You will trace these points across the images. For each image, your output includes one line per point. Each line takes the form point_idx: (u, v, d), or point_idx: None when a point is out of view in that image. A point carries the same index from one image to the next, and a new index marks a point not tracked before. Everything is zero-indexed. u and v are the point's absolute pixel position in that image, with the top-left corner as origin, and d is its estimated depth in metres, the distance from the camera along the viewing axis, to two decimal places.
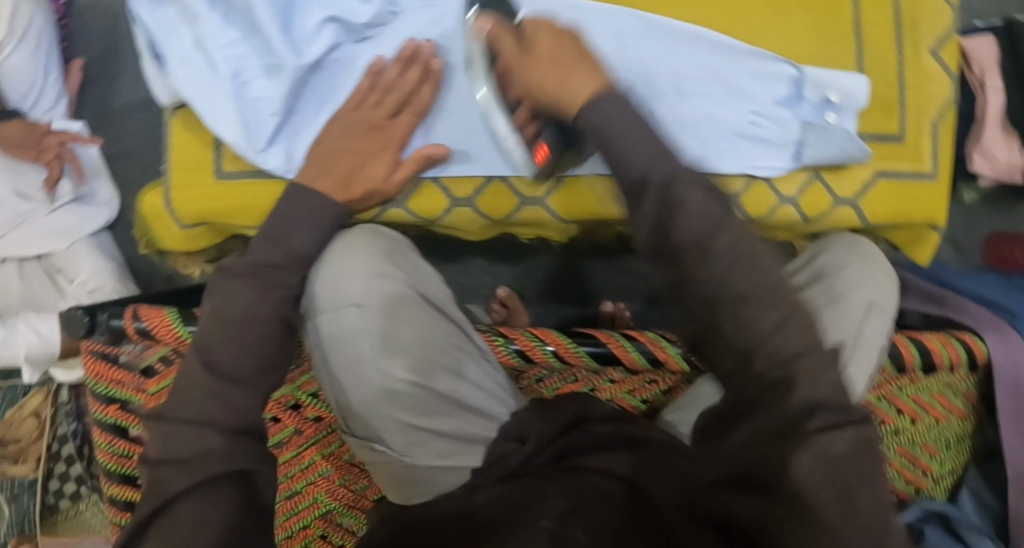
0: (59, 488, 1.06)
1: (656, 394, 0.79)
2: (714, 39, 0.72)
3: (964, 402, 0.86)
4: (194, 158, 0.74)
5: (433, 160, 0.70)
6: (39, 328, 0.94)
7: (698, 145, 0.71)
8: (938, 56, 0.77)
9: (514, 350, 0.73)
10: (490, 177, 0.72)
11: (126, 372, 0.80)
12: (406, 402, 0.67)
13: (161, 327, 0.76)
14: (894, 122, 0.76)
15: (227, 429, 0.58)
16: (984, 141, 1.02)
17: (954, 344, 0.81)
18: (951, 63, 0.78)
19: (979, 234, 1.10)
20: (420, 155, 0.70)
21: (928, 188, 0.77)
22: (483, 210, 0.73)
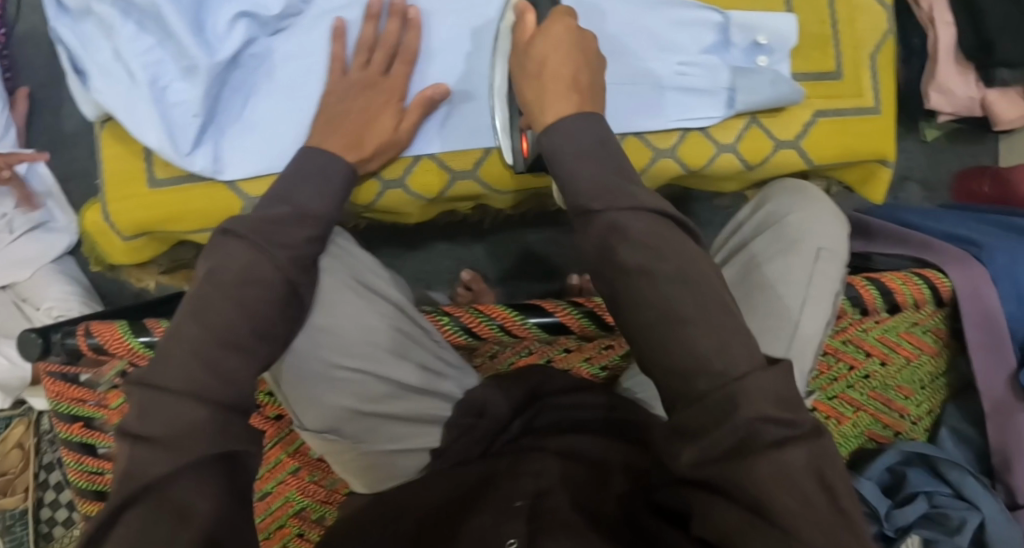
0: (49, 517, 1.07)
1: (613, 359, 0.78)
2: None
3: (935, 339, 0.83)
4: (128, 168, 0.74)
5: (430, 106, 0.69)
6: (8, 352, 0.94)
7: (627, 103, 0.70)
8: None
9: (460, 327, 0.73)
10: (418, 156, 0.71)
11: (86, 389, 0.80)
12: (351, 389, 0.68)
13: (113, 341, 0.76)
14: (830, 59, 0.74)
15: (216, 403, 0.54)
16: (939, 76, 1.00)
17: (915, 281, 0.79)
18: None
19: (948, 171, 1.10)
20: (421, 97, 0.68)
21: (874, 123, 0.75)
22: (415, 191, 0.72)
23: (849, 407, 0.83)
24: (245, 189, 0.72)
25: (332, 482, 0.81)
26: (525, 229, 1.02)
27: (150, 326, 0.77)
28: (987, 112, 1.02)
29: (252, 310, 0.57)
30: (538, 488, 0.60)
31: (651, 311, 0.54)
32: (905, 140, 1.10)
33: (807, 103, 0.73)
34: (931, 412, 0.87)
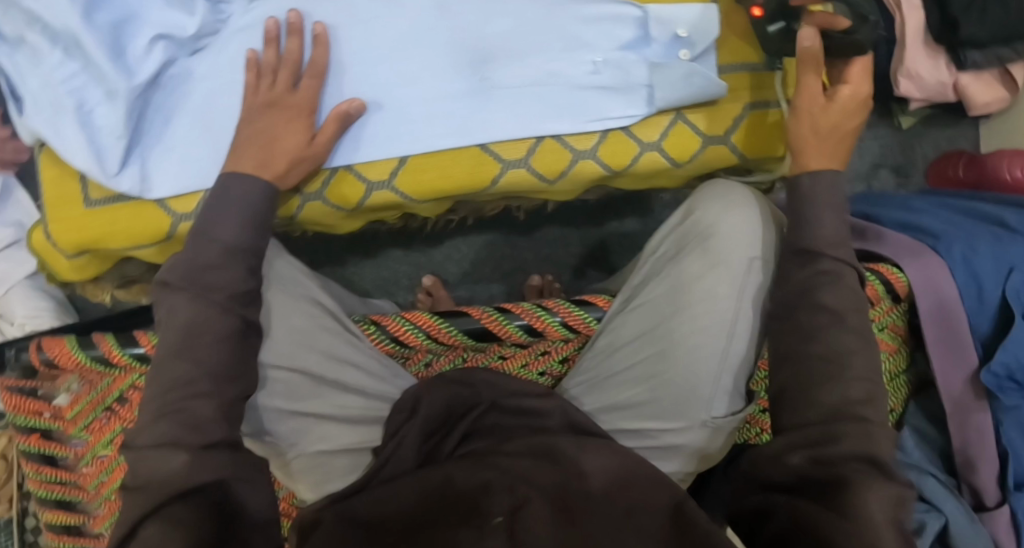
0: (35, 525, 1.10)
1: (552, 364, 0.77)
2: (533, 13, 0.71)
3: (894, 336, 0.80)
4: (65, 191, 0.75)
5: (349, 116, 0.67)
6: None
7: (542, 98, 0.70)
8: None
9: (388, 337, 0.72)
10: (335, 166, 0.69)
11: (43, 403, 0.81)
12: (280, 389, 0.69)
13: (62, 355, 0.77)
14: (755, 50, 0.74)
15: (198, 447, 0.58)
16: (906, 62, 0.95)
17: (867, 278, 0.76)
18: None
19: (922, 157, 1.06)
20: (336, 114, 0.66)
21: None
22: (335, 201, 0.70)
23: None
24: (173, 206, 0.73)
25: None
26: (484, 232, 1.02)
27: (96, 341, 0.77)
28: (959, 97, 0.97)
29: (209, 360, 0.59)
30: (512, 506, 0.63)
31: (852, 387, 0.60)
32: (877, 127, 1.05)
33: (735, 97, 0.73)
34: (894, 412, 0.83)
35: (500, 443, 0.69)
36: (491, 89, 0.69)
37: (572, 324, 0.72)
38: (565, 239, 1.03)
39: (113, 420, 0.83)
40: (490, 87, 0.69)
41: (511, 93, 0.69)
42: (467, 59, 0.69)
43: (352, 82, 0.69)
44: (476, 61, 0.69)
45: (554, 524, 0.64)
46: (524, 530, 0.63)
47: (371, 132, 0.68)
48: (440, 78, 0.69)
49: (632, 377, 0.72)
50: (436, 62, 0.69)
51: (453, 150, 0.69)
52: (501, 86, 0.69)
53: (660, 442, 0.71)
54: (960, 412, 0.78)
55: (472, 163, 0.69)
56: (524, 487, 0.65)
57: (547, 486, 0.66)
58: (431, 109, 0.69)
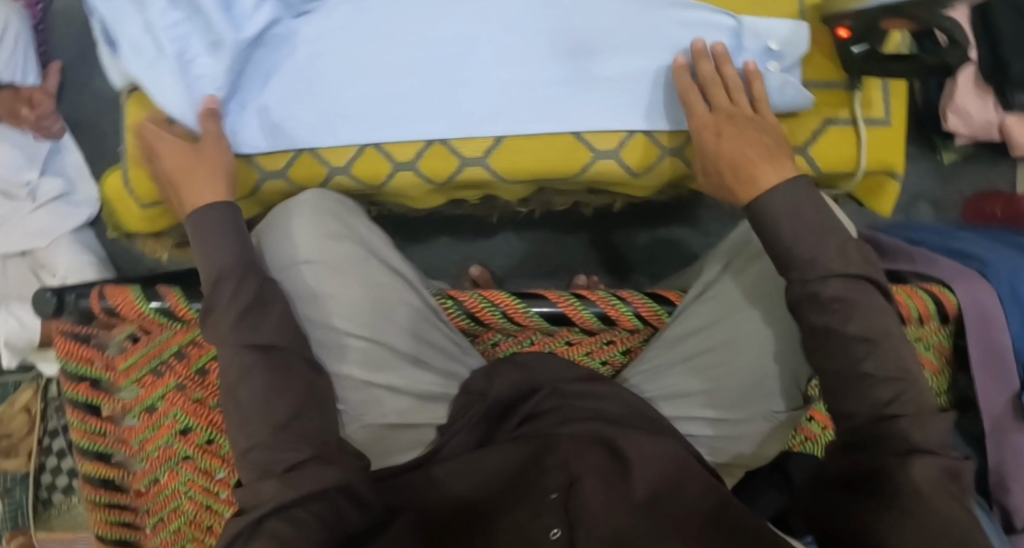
0: (51, 482, 1.08)
1: (615, 354, 0.79)
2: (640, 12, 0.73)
3: (938, 355, 0.84)
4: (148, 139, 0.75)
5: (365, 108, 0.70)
6: (19, 314, 0.97)
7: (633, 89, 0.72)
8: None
9: (464, 312, 0.74)
10: (431, 141, 0.72)
11: (96, 351, 0.81)
12: (357, 356, 0.70)
13: (126, 304, 0.77)
14: (837, 67, 0.78)
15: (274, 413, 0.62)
16: (956, 99, 0.99)
17: (919, 295, 0.79)
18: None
19: (961, 194, 1.09)
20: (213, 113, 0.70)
21: (880, 132, 0.77)
22: (426, 174, 0.73)
23: None
24: (263, 164, 0.75)
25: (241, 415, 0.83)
26: (533, 227, 1.03)
27: (163, 293, 0.77)
28: (1003, 137, 1.00)
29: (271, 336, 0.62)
30: (568, 481, 0.64)
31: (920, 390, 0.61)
32: (919, 160, 1.09)
33: (817, 112, 0.77)
34: None
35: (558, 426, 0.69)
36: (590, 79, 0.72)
37: (645, 315, 0.74)
38: (613, 241, 1.04)
39: (168, 374, 0.81)
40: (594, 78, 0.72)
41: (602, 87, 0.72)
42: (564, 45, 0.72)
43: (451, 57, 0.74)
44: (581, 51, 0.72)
45: (606, 496, 0.63)
46: (579, 508, 0.62)
47: (471, 115, 0.71)
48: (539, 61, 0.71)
49: (697, 371, 0.74)
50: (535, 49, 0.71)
51: (548, 138, 0.72)
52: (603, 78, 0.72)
53: (714, 433, 0.75)
54: (998, 433, 0.81)
55: (565, 151, 0.72)
56: (579, 462, 0.65)
57: (601, 464, 0.66)
58: (535, 97, 0.72)
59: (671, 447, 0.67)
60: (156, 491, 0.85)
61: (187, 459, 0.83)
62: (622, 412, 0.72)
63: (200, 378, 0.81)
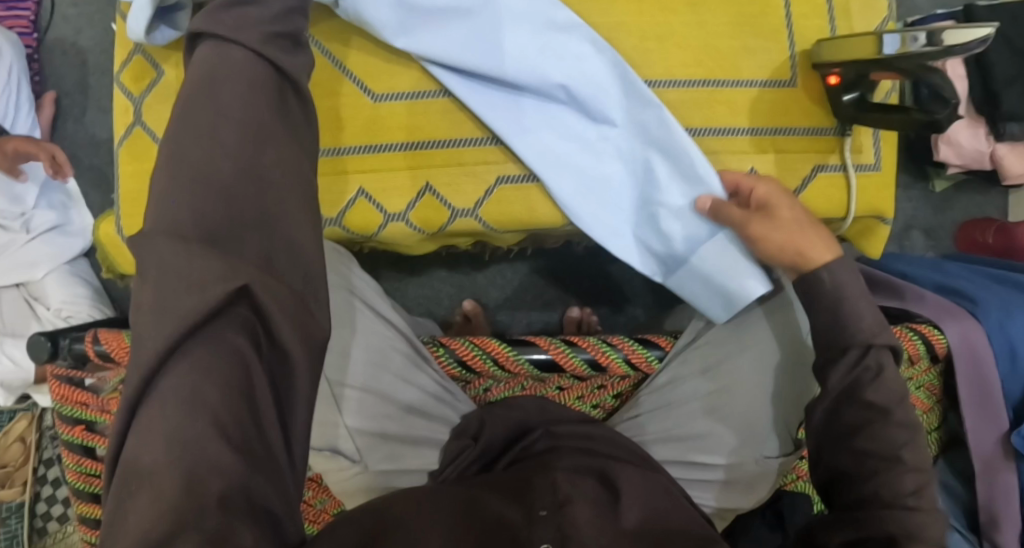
0: (46, 511, 1.08)
1: (606, 398, 0.79)
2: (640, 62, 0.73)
3: (927, 394, 0.84)
4: (139, 189, 0.75)
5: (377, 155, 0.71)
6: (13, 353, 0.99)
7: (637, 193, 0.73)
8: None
9: (454, 358, 0.75)
10: (422, 190, 0.72)
11: (90, 394, 0.82)
12: (352, 405, 0.70)
13: (118, 348, 0.78)
14: (829, 114, 0.77)
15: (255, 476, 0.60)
16: (946, 129, 0.99)
17: (909, 338, 0.79)
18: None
19: (953, 221, 1.09)
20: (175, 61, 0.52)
21: (871, 179, 0.78)
22: (417, 224, 0.73)
23: None
24: None
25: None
26: (528, 260, 1.04)
27: None
28: (996, 167, 0.99)
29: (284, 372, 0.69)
30: (560, 501, 0.61)
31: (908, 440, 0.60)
32: (912, 188, 1.09)
33: (805, 159, 0.77)
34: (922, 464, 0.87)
35: (548, 460, 0.68)
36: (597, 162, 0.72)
37: (635, 361, 0.75)
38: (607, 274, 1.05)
39: None
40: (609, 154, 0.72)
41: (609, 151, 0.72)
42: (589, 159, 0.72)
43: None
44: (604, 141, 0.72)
45: (596, 513, 0.61)
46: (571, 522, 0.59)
47: (460, 169, 0.71)
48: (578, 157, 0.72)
49: (687, 414, 0.74)
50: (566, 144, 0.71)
51: (540, 186, 0.72)
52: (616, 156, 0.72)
53: (710, 477, 0.74)
54: (988, 469, 0.82)
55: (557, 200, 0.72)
56: (569, 485, 0.63)
57: (591, 489, 0.64)
58: (524, 145, 0.71)
59: (657, 481, 0.68)
60: None
61: None
62: (612, 448, 0.72)
63: None
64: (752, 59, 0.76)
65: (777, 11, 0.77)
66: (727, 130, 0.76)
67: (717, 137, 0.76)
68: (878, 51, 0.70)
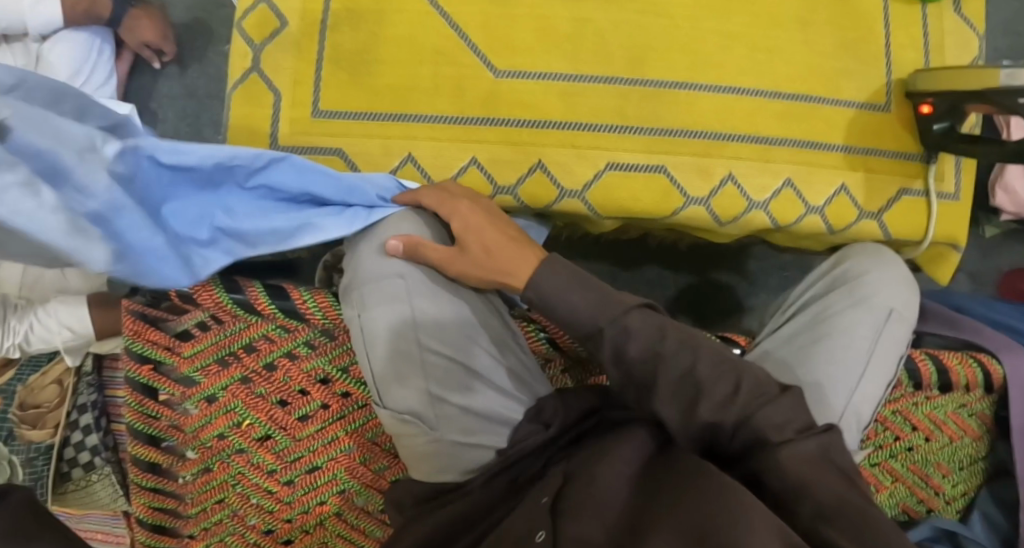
0: (73, 457, 1.06)
1: None
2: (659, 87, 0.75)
3: (979, 423, 0.87)
4: (251, 128, 0.75)
5: None
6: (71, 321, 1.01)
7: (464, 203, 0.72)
8: (960, 15, 0.83)
9: (544, 336, 0.77)
10: (533, 166, 0.74)
11: (162, 333, 0.80)
12: (436, 373, 0.71)
13: (204, 292, 0.77)
14: (914, 140, 0.81)
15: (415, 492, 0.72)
16: (1005, 176, 1.04)
17: (970, 363, 0.83)
18: (975, 20, 0.83)
19: (997, 267, 1.12)
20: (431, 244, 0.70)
21: (947, 207, 0.82)
22: (524, 200, 0.75)
23: (888, 476, 0.85)
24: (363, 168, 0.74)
25: (304, 414, 0.82)
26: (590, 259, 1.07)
27: (243, 285, 0.78)
28: None
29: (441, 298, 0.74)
30: (561, 485, 0.64)
31: None
32: None
33: (893, 181, 0.80)
34: (965, 494, 0.88)
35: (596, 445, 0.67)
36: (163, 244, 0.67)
37: None
38: (663, 281, 1.09)
39: (234, 365, 0.81)
40: (234, 259, 0.69)
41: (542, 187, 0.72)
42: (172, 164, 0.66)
43: (566, 37, 0.75)
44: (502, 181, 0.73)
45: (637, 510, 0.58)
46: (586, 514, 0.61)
47: (572, 159, 0.74)
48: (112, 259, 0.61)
49: None
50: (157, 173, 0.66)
51: (645, 177, 0.75)
52: (91, 248, 0.58)
53: None
54: None
55: (659, 193, 0.75)
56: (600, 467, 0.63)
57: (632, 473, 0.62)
58: (638, 136, 0.75)
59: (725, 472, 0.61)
60: (202, 481, 0.84)
61: (240, 452, 0.83)
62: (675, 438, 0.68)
63: (266, 373, 0.80)
64: (846, 82, 0.80)
65: (879, 41, 0.81)
66: (824, 146, 0.79)
67: (813, 150, 0.79)
68: (976, 85, 0.73)
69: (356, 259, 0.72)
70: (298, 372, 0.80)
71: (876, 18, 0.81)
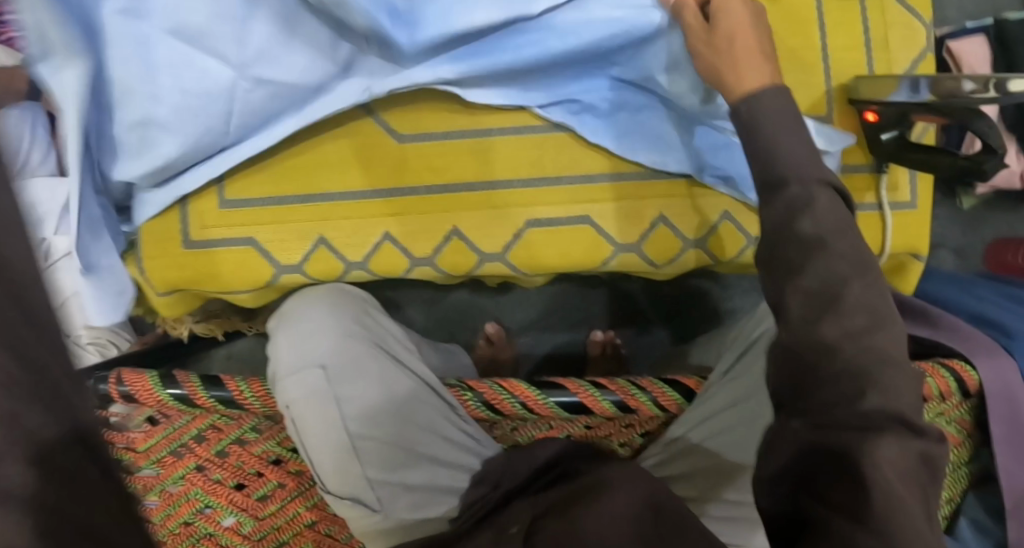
0: None
1: (634, 436, 0.79)
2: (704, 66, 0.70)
3: (958, 429, 0.83)
4: (162, 226, 0.73)
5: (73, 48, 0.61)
6: None
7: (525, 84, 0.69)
8: (904, 4, 0.77)
9: (482, 402, 0.73)
10: (449, 234, 0.71)
11: (115, 433, 0.80)
12: (372, 456, 0.69)
13: (142, 390, 0.77)
14: (864, 151, 0.76)
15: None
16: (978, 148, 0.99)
17: (941, 373, 0.79)
18: (923, 10, 0.77)
19: (983, 240, 1.06)
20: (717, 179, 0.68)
21: (906, 216, 0.76)
22: (445, 269, 0.72)
23: None
24: (278, 256, 0.73)
25: (263, 493, 0.82)
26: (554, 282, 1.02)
27: (180, 379, 0.77)
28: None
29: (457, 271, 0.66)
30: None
31: None
32: (940, 207, 1.07)
33: None
34: (950, 501, 0.84)
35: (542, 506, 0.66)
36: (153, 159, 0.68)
37: (664, 403, 0.74)
38: (632, 295, 1.04)
39: (187, 456, 0.81)
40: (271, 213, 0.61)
41: (593, 101, 0.69)
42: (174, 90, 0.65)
43: None
44: (589, 95, 0.69)
45: None
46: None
47: (490, 222, 0.70)
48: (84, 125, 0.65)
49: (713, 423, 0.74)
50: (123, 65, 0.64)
51: (568, 230, 0.71)
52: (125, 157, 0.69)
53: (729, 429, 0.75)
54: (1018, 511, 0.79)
55: (587, 244, 0.71)
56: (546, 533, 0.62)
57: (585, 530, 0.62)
58: (558, 187, 0.70)
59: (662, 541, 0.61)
60: None
61: (210, 537, 0.83)
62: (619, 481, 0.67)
63: (218, 460, 0.81)
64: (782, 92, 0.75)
65: (816, 43, 0.76)
66: None
67: None
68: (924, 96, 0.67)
69: (276, 349, 0.71)
70: (250, 456, 0.80)
71: (811, 19, 0.76)
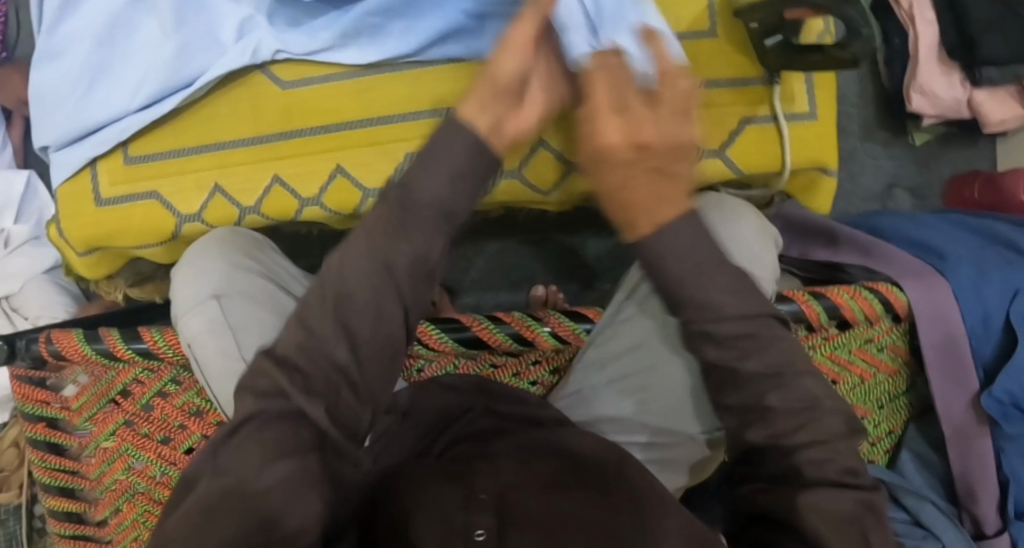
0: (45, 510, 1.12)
1: (544, 374, 0.78)
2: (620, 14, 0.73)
3: (892, 357, 0.78)
4: (79, 189, 0.78)
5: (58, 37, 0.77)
6: None
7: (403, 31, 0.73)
8: None
9: None
10: (334, 173, 0.76)
11: (51, 392, 0.83)
12: None
13: (69, 348, 0.77)
14: (754, 64, 0.73)
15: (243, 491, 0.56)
16: (920, 78, 0.96)
17: (866, 296, 0.73)
18: None
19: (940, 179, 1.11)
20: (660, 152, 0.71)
21: (805, 128, 0.74)
22: (332, 208, 0.77)
23: None
24: (178, 207, 0.77)
25: (188, 447, 0.83)
26: (492, 240, 1.01)
27: (103, 334, 0.77)
28: (975, 115, 0.98)
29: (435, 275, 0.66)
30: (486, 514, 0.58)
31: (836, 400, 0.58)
32: (891, 145, 1.10)
33: (731, 111, 0.73)
34: (891, 434, 0.83)
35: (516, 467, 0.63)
36: (71, 114, 0.77)
37: (563, 335, 0.74)
38: (571, 249, 1.02)
39: (115, 413, 0.83)
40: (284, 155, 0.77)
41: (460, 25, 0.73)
42: (116, 60, 0.77)
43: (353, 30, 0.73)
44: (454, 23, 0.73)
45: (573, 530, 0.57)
46: (511, 506, 0.60)
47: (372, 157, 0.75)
48: (46, 83, 0.78)
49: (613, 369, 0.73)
50: (78, 29, 0.77)
51: None
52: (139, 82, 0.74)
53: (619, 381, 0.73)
54: (961, 440, 0.77)
55: None
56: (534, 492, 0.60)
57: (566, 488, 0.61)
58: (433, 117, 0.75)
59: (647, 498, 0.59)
60: (116, 521, 0.88)
61: (140, 492, 0.86)
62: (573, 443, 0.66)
63: (144, 413, 0.82)
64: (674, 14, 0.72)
65: None
66: None
67: None
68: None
69: (181, 286, 0.70)
70: (172, 409, 0.81)
71: None
